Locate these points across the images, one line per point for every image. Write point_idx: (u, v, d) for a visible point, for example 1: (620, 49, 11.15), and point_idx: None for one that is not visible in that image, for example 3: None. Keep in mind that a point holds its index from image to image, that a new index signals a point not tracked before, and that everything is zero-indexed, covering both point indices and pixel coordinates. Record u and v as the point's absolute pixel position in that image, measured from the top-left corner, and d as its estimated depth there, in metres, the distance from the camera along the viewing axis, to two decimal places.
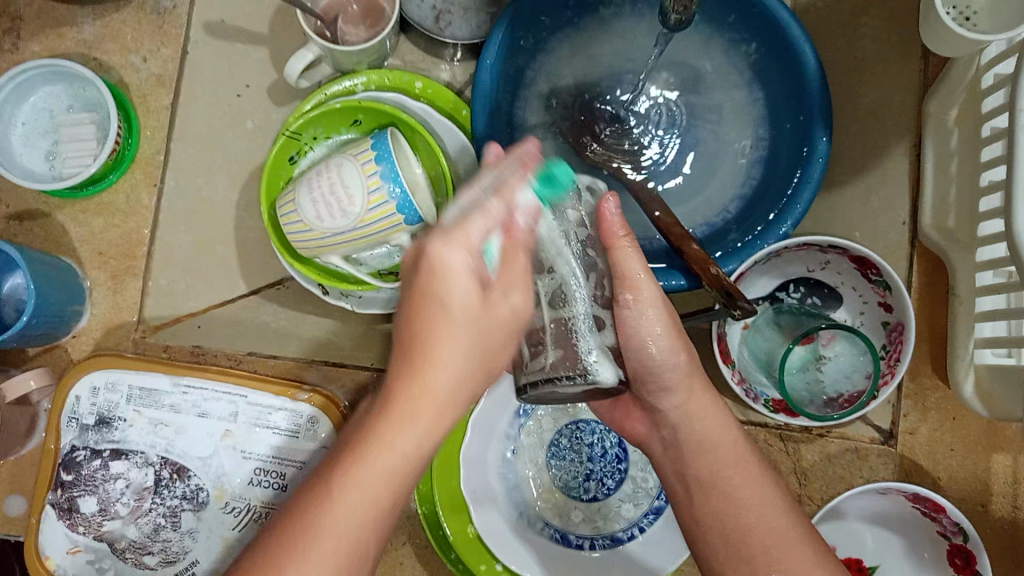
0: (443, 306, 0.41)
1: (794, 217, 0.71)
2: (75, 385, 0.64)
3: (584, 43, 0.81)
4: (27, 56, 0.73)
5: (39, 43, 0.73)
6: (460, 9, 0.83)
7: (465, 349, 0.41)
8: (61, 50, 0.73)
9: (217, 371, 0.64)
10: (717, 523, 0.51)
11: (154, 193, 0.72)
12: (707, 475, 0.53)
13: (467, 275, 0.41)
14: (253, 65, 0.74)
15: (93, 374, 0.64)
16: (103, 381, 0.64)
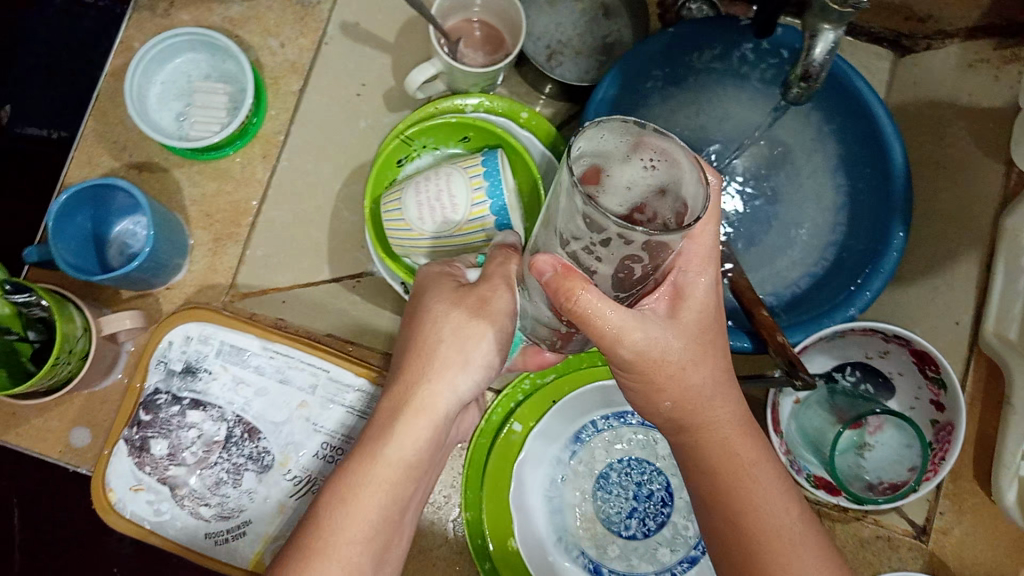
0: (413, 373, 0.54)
1: (862, 303, 0.73)
2: (170, 330, 0.66)
3: (686, 103, 0.84)
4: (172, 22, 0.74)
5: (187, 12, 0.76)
6: (573, 51, 0.86)
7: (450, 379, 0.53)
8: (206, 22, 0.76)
9: (306, 344, 0.66)
10: (727, 524, 0.54)
11: (268, 168, 0.75)
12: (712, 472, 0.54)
13: (455, 357, 0.53)
14: (376, 68, 0.78)
15: (188, 324, 0.66)
16: (197, 332, 0.66)
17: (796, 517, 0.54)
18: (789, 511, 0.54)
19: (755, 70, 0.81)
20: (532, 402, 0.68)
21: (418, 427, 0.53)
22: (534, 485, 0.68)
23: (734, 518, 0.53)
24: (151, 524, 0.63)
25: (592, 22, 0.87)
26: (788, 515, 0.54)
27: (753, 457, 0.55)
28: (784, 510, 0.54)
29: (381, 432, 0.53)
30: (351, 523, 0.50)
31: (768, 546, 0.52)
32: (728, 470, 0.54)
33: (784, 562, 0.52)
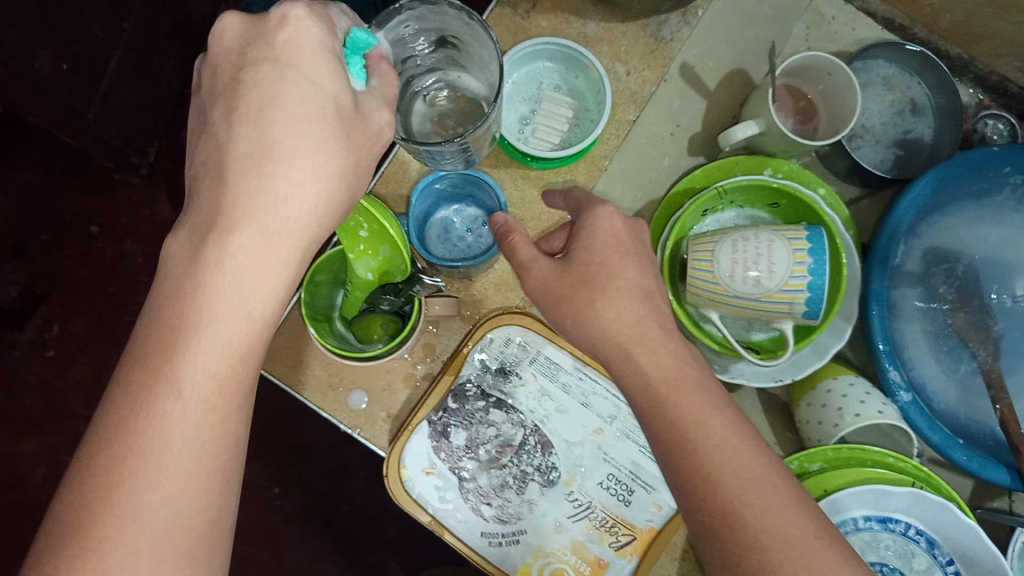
0: (278, 182, 0.44)
1: None
2: (494, 328, 0.64)
3: (993, 220, 0.81)
4: (531, 26, 0.75)
5: (547, 20, 0.75)
6: (873, 139, 0.87)
7: (295, 171, 0.44)
8: (561, 34, 0.75)
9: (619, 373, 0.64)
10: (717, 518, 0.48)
11: (587, 188, 0.75)
12: (701, 449, 0.49)
13: (307, 98, 0.44)
14: (695, 114, 0.80)
15: (511, 326, 0.64)
16: (520, 336, 0.64)
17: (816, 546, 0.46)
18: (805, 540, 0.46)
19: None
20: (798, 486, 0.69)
21: (251, 273, 0.44)
22: None
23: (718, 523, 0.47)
24: (434, 511, 0.62)
25: (899, 114, 0.87)
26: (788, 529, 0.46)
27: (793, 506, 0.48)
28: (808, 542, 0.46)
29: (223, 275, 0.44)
30: (182, 384, 0.43)
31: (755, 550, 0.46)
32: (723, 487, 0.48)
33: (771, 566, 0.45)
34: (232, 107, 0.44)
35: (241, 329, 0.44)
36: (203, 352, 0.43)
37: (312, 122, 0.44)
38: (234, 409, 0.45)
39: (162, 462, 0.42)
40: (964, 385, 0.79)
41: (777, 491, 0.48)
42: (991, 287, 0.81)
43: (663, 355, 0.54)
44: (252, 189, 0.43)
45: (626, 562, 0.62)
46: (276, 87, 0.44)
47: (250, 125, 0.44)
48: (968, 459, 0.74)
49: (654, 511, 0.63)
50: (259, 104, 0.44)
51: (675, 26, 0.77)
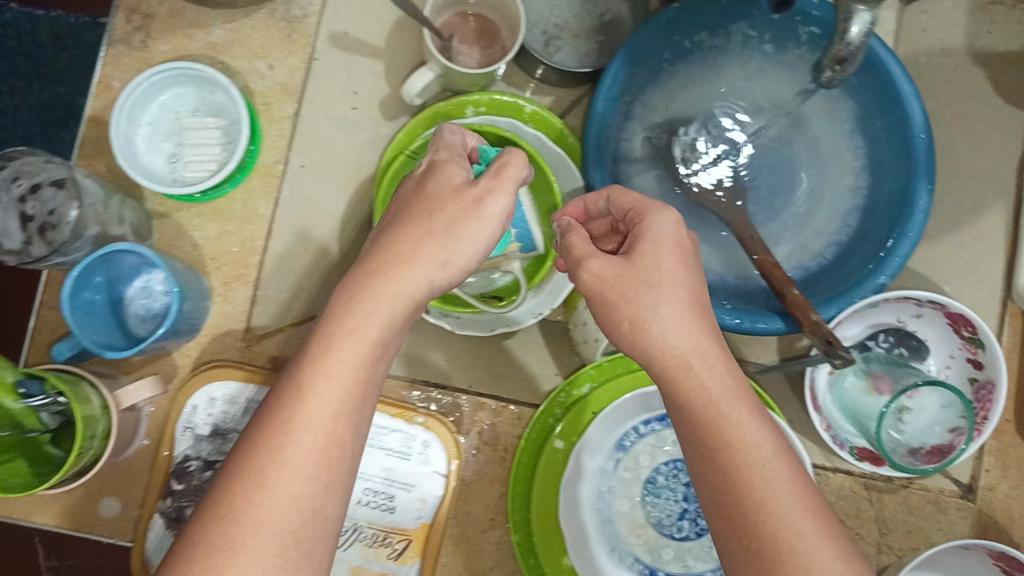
0: (410, 284, 0.47)
1: (891, 271, 0.71)
2: (193, 394, 0.66)
3: (701, 73, 0.80)
4: (152, 54, 0.69)
5: (166, 43, 0.69)
6: (570, 35, 0.82)
7: (426, 274, 0.48)
8: (187, 52, 0.69)
9: None
10: (704, 468, 0.46)
11: (270, 202, 0.71)
12: (683, 386, 0.48)
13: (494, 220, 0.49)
14: (371, 77, 0.73)
15: (211, 386, 0.66)
16: (220, 393, 0.66)
17: (752, 428, 0.46)
18: (759, 439, 0.46)
19: (776, 36, 0.77)
20: (572, 416, 0.67)
21: (341, 385, 0.44)
22: (579, 503, 0.67)
23: (713, 470, 0.46)
24: None
25: (588, 1, 0.83)
26: (759, 442, 0.46)
27: (732, 410, 0.47)
28: (756, 440, 0.46)
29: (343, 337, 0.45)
30: (262, 523, 0.41)
31: (734, 492, 0.44)
32: (694, 420, 0.47)
33: (765, 499, 0.44)
34: (394, 234, 0.49)
35: (330, 432, 0.43)
36: (288, 478, 0.42)
37: (436, 243, 0.48)
38: (338, 464, 0.43)
39: (267, 507, 0.41)
40: (720, 246, 0.78)
41: (765, 429, 0.47)
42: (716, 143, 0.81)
43: (680, 325, 0.49)
44: (374, 288, 0.47)
45: (409, 566, 0.65)
46: (419, 195, 0.50)
47: (403, 223, 0.49)
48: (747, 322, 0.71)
49: (421, 505, 0.66)
50: (406, 218, 0.49)
51: (304, 1, 0.72)
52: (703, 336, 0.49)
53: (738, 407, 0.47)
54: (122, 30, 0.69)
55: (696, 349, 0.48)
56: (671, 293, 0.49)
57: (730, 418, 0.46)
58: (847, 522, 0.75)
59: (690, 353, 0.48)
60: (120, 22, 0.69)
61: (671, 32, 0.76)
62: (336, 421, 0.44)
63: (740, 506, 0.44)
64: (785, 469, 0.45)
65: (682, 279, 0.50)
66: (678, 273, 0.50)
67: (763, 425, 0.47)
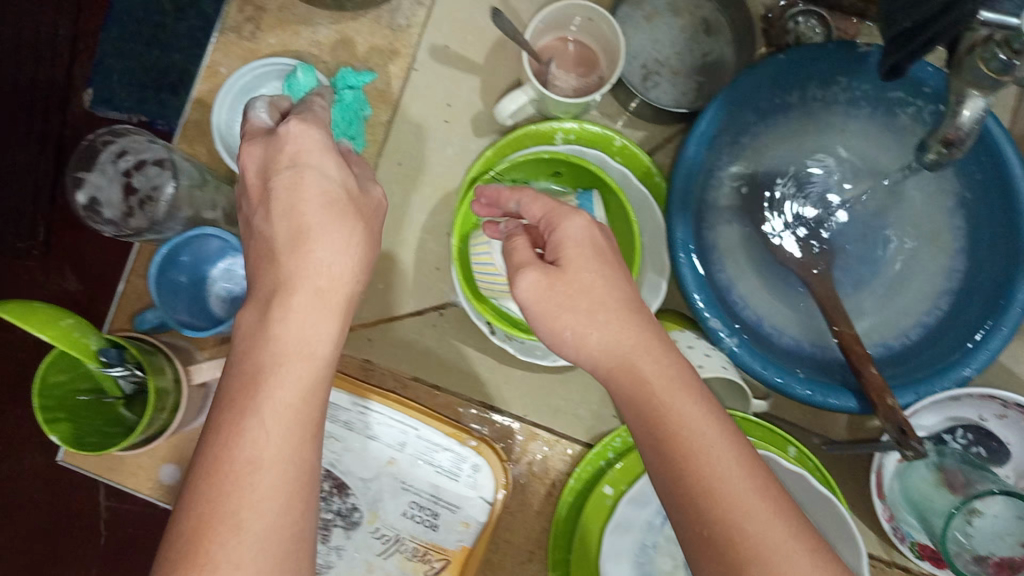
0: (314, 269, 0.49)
1: (980, 361, 0.69)
2: None
3: (801, 126, 0.79)
4: (259, 45, 0.70)
5: (274, 36, 0.70)
6: (670, 72, 0.81)
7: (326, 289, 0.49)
8: (293, 48, 0.70)
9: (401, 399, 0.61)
10: (667, 484, 0.49)
11: None
12: (647, 410, 0.50)
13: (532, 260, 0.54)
14: (465, 93, 0.74)
15: None
16: None
17: (721, 444, 0.48)
18: (721, 453, 0.48)
19: (888, 104, 0.76)
20: (627, 464, 0.65)
21: (302, 347, 0.48)
22: (625, 555, 0.65)
23: (695, 506, 0.47)
24: None
25: (692, 40, 0.82)
26: (720, 460, 0.48)
27: (720, 450, 0.48)
28: (718, 453, 0.48)
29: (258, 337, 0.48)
30: (224, 514, 0.44)
31: (702, 518, 0.47)
32: (655, 444, 0.49)
33: (732, 536, 0.46)
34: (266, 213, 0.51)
35: (282, 418, 0.47)
36: (250, 451, 0.45)
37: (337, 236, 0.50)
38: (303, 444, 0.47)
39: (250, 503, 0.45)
40: (798, 309, 0.77)
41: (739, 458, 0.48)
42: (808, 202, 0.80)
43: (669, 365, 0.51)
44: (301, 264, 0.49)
45: None
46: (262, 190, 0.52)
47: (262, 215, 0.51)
48: (817, 394, 0.70)
49: (463, 529, 0.60)
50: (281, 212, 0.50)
51: (410, 11, 0.73)
52: (641, 336, 0.52)
53: (710, 431, 0.49)
54: (233, 18, 0.70)
55: (639, 346, 0.51)
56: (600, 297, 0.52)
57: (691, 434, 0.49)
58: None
59: (663, 386, 0.50)
60: (232, 11, 0.70)
61: (772, 84, 0.75)
62: (295, 412, 0.47)
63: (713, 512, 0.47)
64: (763, 507, 0.47)
65: (610, 284, 0.53)
66: (596, 288, 0.52)
67: (728, 449, 0.49)
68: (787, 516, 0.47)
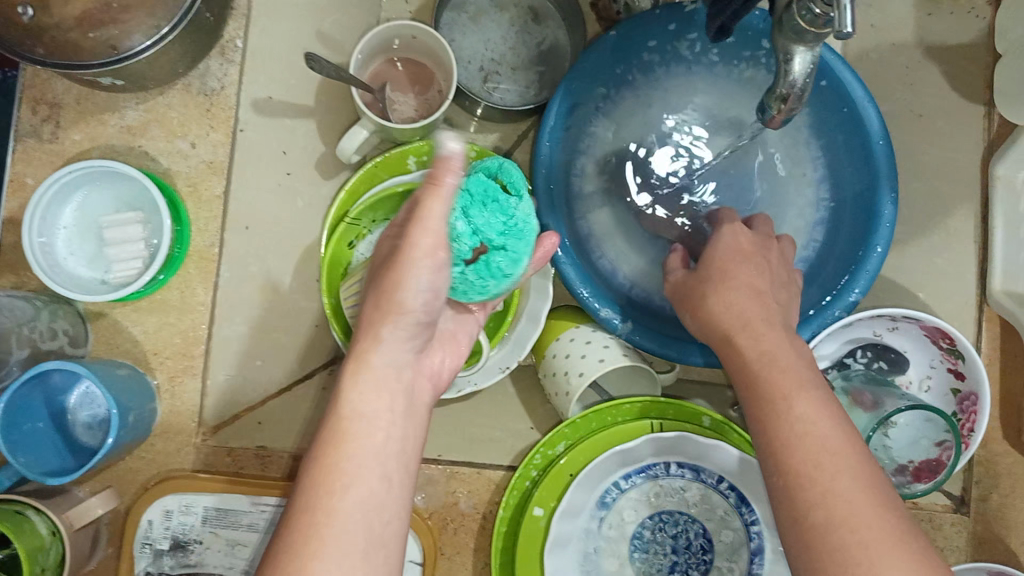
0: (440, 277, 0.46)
1: (862, 285, 0.72)
2: (147, 508, 0.60)
3: (647, 94, 0.78)
4: (64, 144, 0.65)
5: (78, 132, 0.66)
6: (509, 68, 0.79)
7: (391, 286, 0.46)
8: (102, 139, 0.66)
9: (298, 486, 0.61)
10: (787, 505, 0.48)
11: (209, 286, 0.67)
12: (784, 412, 0.51)
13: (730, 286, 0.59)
14: (301, 137, 0.70)
15: (165, 497, 0.60)
16: (175, 503, 0.60)
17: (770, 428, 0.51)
18: (818, 428, 0.49)
19: (722, 53, 0.76)
20: (550, 480, 0.64)
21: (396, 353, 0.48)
22: (569, 569, 0.64)
23: (789, 503, 0.48)
24: None
25: (523, 31, 0.79)
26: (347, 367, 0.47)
27: (814, 422, 0.50)
28: (819, 425, 0.50)
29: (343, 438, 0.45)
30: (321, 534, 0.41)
31: (831, 529, 0.46)
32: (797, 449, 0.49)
33: (848, 542, 0.45)
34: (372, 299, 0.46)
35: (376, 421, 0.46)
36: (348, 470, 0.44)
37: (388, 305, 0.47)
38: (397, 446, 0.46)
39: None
40: None
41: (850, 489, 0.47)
42: (665, 168, 0.78)
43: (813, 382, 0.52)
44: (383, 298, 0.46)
45: None
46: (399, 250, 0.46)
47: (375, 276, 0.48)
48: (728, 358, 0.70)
49: None
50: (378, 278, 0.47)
51: (222, 71, 0.68)
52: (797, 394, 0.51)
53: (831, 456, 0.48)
54: (29, 122, 0.65)
55: (795, 385, 0.52)
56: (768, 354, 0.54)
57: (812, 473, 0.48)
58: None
59: (838, 416, 0.50)
60: (27, 114, 0.65)
61: (614, 59, 0.74)
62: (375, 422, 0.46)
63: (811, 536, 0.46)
64: (855, 478, 0.47)
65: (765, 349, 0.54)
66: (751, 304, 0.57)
67: (837, 431, 0.49)
68: (875, 503, 0.46)
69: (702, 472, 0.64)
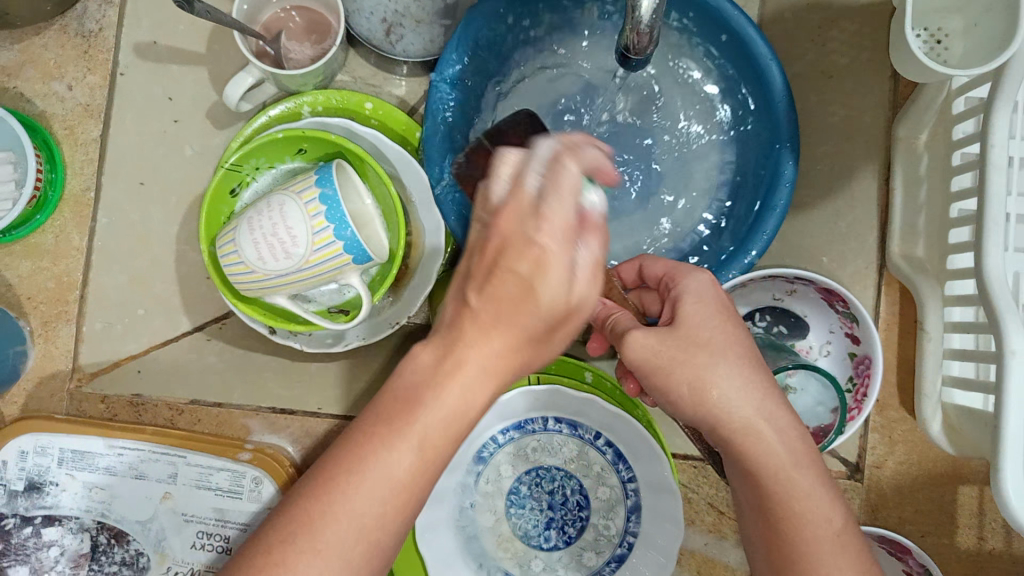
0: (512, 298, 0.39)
1: (758, 247, 0.68)
2: (2, 448, 0.61)
3: (551, 49, 0.75)
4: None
5: None
6: (413, 21, 0.72)
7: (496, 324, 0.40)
8: None
9: (156, 432, 0.61)
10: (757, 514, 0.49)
11: (85, 232, 0.67)
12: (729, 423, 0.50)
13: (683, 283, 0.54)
14: (188, 85, 0.68)
15: (21, 439, 0.61)
16: (32, 445, 0.61)
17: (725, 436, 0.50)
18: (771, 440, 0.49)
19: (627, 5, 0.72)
20: None
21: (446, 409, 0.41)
22: (442, 523, 0.63)
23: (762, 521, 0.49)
24: None
25: None
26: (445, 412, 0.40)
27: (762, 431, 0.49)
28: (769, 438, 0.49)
29: (411, 416, 0.40)
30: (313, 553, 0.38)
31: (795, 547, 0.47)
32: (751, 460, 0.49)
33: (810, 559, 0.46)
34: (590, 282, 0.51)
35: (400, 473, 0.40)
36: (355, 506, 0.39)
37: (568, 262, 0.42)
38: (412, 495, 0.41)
39: (333, 522, 0.39)
40: None
41: (830, 496, 0.48)
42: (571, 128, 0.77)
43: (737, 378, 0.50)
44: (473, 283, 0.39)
45: None
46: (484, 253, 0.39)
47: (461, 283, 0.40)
48: None
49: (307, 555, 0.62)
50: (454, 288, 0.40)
51: (99, 13, 0.68)
52: (762, 398, 0.50)
53: (808, 473, 0.48)
54: None
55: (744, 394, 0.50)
56: (728, 353, 0.51)
57: (798, 487, 0.48)
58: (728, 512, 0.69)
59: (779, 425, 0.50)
60: None
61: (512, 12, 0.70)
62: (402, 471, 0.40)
63: (793, 561, 0.47)
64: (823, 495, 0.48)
65: (732, 338, 0.52)
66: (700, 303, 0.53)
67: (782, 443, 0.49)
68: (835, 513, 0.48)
69: (579, 427, 0.65)
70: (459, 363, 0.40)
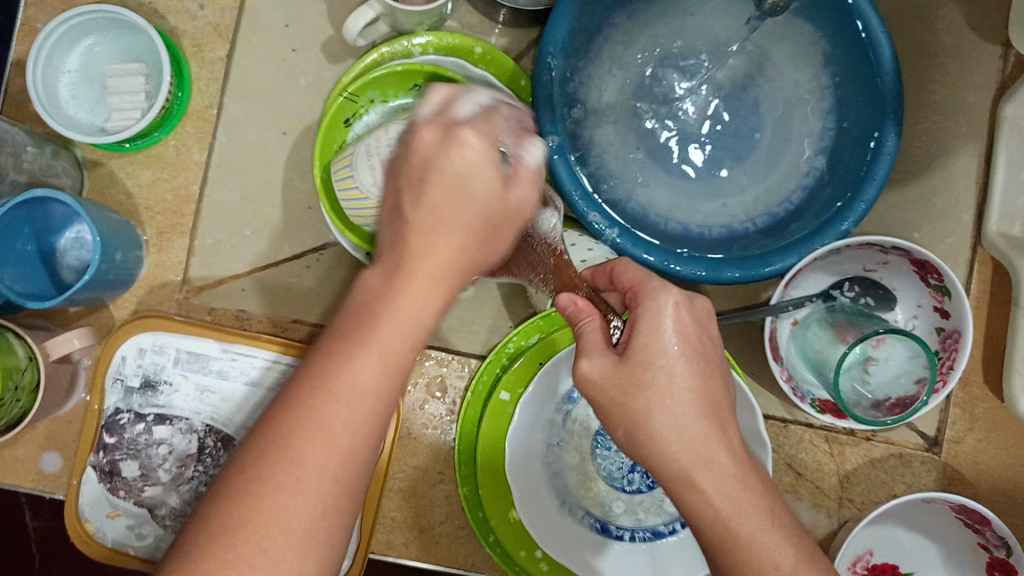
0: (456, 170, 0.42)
1: (857, 214, 0.69)
2: (122, 344, 0.64)
3: (655, 15, 0.77)
4: None
5: None
6: None
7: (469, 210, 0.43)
8: None
9: (267, 339, 0.65)
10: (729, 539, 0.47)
11: (204, 148, 0.69)
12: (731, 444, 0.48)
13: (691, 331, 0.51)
14: (308, 17, 0.70)
15: (140, 336, 0.64)
16: (150, 342, 0.64)
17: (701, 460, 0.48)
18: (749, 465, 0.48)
19: None
20: (520, 366, 0.65)
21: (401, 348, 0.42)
22: (532, 455, 0.65)
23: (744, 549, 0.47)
24: (133, 548, 0.63)
25: None
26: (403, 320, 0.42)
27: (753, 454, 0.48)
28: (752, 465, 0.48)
29: (374, 322, 0.42)
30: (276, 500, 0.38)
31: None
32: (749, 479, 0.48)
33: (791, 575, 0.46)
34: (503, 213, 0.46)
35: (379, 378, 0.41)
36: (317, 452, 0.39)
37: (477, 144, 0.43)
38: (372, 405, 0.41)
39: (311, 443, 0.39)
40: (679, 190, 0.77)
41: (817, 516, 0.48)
42: (671, 89, 0.78)
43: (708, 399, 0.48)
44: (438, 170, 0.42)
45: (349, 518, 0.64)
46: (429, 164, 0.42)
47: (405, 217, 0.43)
48: (727, 268, 0.68)
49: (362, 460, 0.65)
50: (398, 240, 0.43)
51: None
52: (729, 429, 0.48)
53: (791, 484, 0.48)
54: None
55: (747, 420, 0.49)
56: (666, 402, 0.47)
57: (740, 531, 0.46)
58: (806, 475, 0.73)
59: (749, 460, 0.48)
60: None
61: None
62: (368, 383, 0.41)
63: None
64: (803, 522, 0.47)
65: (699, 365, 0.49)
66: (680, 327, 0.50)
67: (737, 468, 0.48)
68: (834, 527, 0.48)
69: None
70: (409, 277, 0.42)
